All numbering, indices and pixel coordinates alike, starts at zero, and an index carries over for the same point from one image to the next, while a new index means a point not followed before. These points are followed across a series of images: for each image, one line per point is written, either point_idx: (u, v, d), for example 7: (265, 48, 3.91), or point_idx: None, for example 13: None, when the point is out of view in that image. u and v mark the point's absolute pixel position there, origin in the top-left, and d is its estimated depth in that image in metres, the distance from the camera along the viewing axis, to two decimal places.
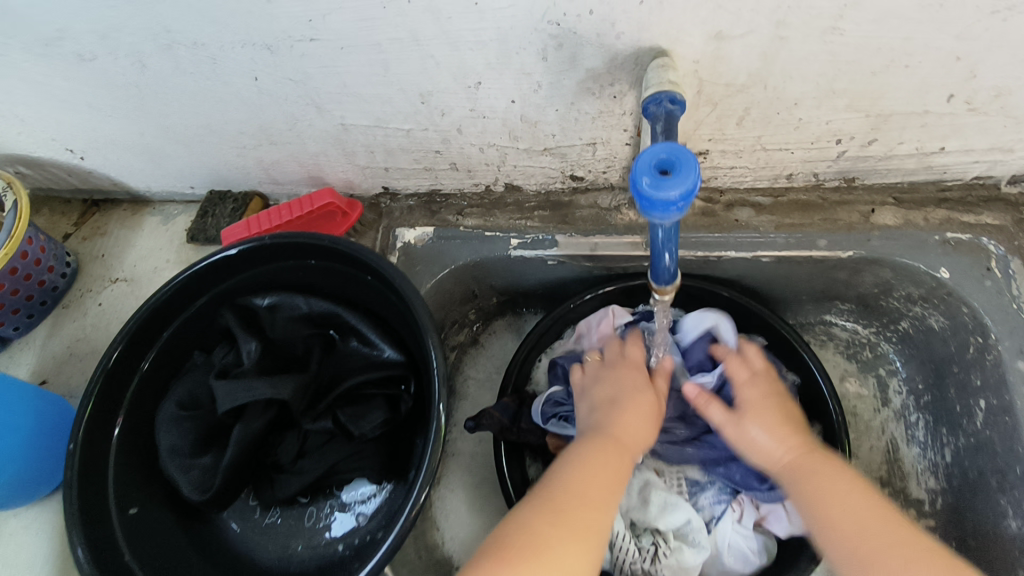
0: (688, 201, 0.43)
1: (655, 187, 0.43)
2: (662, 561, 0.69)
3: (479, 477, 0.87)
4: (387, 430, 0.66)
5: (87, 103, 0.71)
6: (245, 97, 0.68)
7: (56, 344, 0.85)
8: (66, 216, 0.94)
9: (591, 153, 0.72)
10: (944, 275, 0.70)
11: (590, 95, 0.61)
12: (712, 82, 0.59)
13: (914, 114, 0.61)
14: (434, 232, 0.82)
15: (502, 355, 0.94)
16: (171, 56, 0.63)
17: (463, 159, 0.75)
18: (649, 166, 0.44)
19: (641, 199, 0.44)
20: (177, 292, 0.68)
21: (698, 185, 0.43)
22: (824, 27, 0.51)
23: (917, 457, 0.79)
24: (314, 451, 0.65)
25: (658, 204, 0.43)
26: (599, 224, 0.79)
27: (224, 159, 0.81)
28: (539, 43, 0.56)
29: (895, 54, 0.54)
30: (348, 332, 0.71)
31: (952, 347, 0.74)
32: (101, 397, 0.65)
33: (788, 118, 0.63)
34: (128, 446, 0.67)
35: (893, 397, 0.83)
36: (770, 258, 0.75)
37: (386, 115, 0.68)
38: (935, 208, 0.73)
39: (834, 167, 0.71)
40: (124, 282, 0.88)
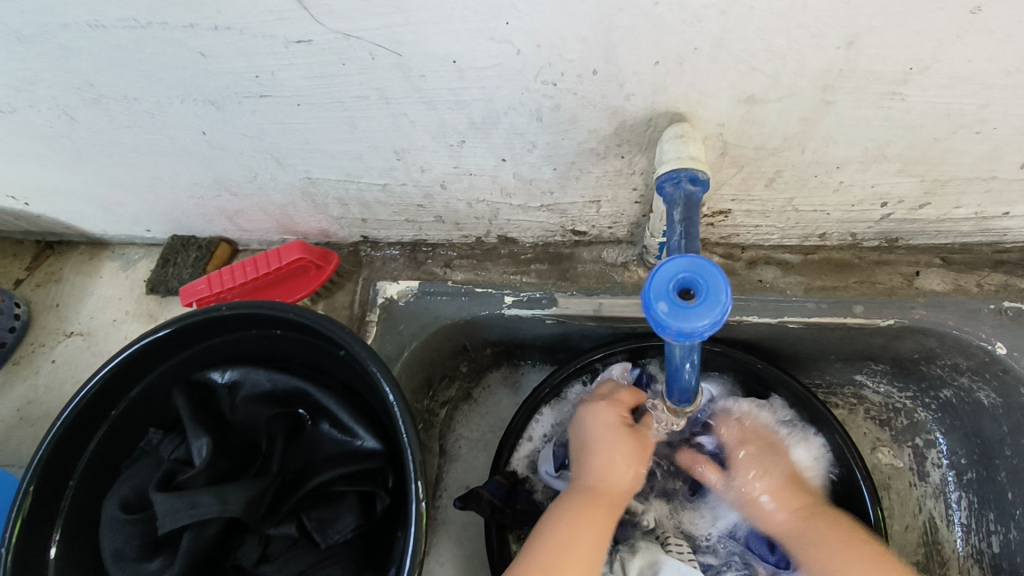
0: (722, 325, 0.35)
1: (684, 317, 0.34)
2: None
3: (471, 551, 0.79)
4: (361, 532, 0.57)
5: (18, 153, 0.63)
6: (194, 150, 0.59)
7: (6, 407, 0.78)
8: (19, 259, 0.85)
9: (595, 210, 0.63)
10: (1001, 351, 0.61)
11: (593, 156, 0.52)
12: (739, 145, 0.49)
13: (977, 180, 0.52)
14: (419, 287, 0.73)
15: (496, 412, 0.86)
16: (103, 109, 0.53)
17: (449, 213, 0.66)
18: (667, 288, 0.35)
19: (667, 329, 0.35)
20: (123, 371, 0.60)
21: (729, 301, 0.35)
22: (880, 92, 0.42)
23: (959, 542, 0.71)
24: (278, 559, 0.57)
25: (681, 335, 0.34)
26: (603, 282, 0.70)
27: (182, 207, 0.72)
28: (531, 103, 0.46)
29: (965, 120, 0.44)
30: (319, 412, 0.63)
31: (1003, 427, 0.65)
32: (36, 496, 0.56)
33: (826, 181, 0.54)
34: (69, 548, 0.58)
35: (932, 471, 0.74)
36: (798, 325, 0.66)
37: (358, 170, 0.59)
38: (990, 273, 0.64)
39: (875, 228, 0.61)
40: (79, 335, 0.80)
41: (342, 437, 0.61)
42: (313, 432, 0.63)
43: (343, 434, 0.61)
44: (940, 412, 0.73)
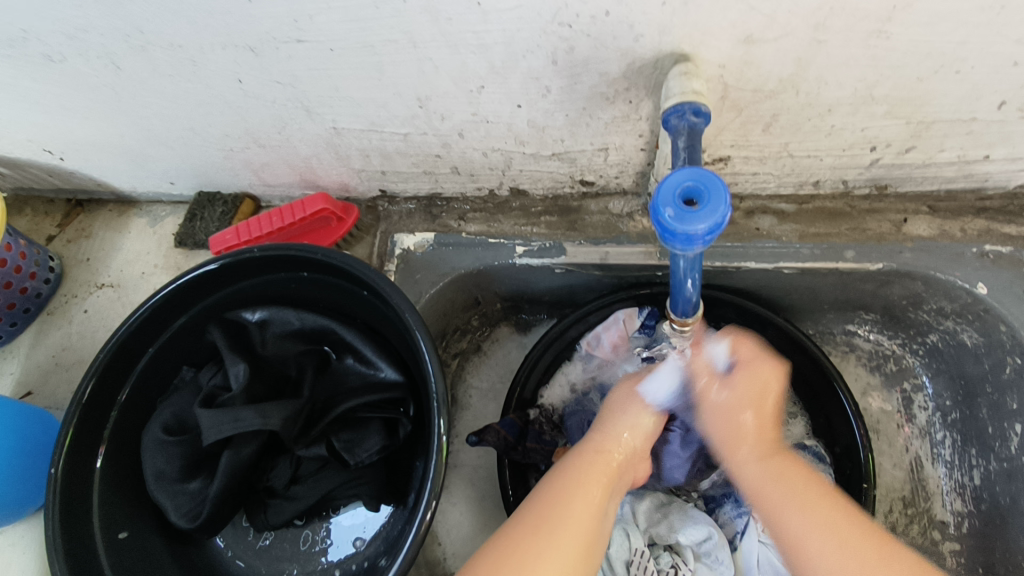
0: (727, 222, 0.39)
1: (691, 224, 0.38)
2: None
3: (482, 491, 0.84)
4: (384, 455, 0.63)
5: (60, 105, 0.67)
6: (229, 99, 0.62)
7: (42, 353, 0.82)
8: (51, 217, 0.89)
9: (603, 159, 0.67)
10: (982, 291, 0.65)
11: (603, 100, 0.56)
12: (738, 88, 0.53)
13: (959, 122, 0.56)
14: (435, 239, 0.77)
15: (506, 363, 0.90)
16: (147, 57, 0.57)
17: (465, 163, 0.70)
18: (673, 195, 0.39)
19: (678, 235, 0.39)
20: (161, 307, 0.64)
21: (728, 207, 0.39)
22: (868, 30, 0.46)
23: (942, 478, 0.75)
24: (308, 477, 0.62)
25: (683, 239, 0.39)
26: (609, 232, 0.74)
27: (211, 161, 0.76)
28: (548, 46, 0.50)
29: (945, 59, 0.48)
30: (344, 349, 0.67)
31: (985, 365, 0.70)
32: (83, 420, 0.61)
33: (819, 125, 0.58)
34: (114, 469, 0.63)
35: (918, 413, 0.79)
36: (793, 269, 0.70)
37: (381, 118, 0.63)
38: (973, 218, 0.68)
39: (865, 175, 0.65)
40: (110, 287, 0.84)
41: (365, 371, 0.66)
42: (337, 367, 0.67)
43: (366, 368, 0.66)
44: (926, 356, 0.77)
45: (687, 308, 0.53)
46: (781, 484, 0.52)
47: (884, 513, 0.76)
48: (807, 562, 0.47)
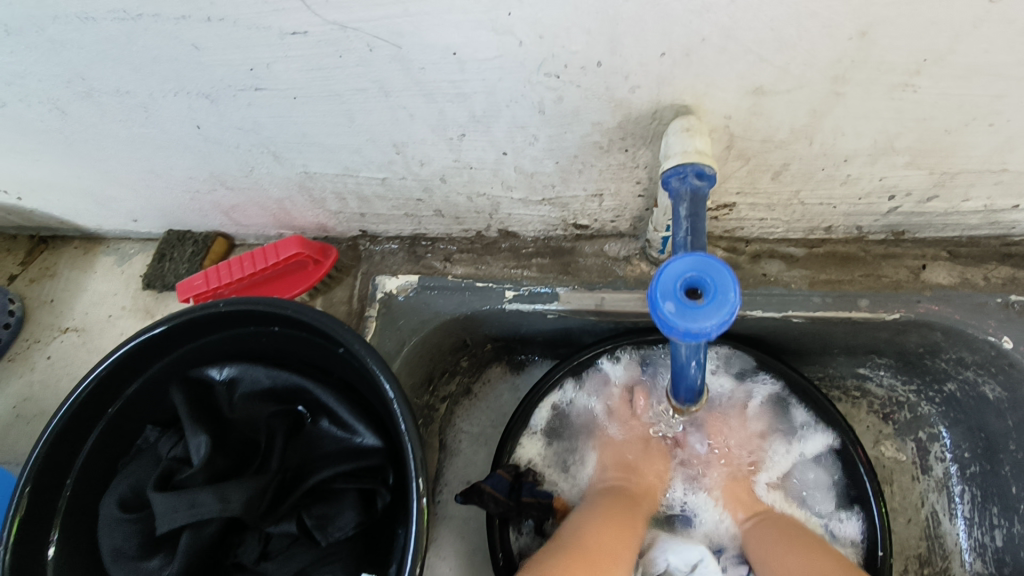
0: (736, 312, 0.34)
1: (692, 317, 0.33)
2: None
3: (471, 546, 0.79)
4: (362, 528, 0.57)
5: (8, 148, 0.61)
6: (188, 144, 0.57)
7: (1, 404, 0.77)
8: (12, 255, 0.84)
9: (597, 203, 0.62)
10: (1007, 345, 0.61)
11: (596, 149, 0.51)
12: (745, 138, 0.48)
13: (987, 172, 0.51)
14: (419, 282, 0.72)
15: (497, 406, 0.85)
16: (94, 103, 0.52)
17: (449, 206, 0.65)
18: (673, 288, 0.34)
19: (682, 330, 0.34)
20: (117, 371, 0.59)
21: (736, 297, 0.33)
22: (892, 83, 0.41)
23: (961, 536, 0.71)
24: (279, 553, 0.57)
25: (685, 333, 0.34)
26: (605, 276, 0.69)
27: (177, 202, 0.71)
28: (534, 96, 0.45)
29: (977, 112, 0.43)
30: (318, 408, 0.62)
31: (1008, 421, 0.65)
32: (33, 501, 0.56)
33: (834, 175, 0.53)
34: (71, 554, 0.57)
35: (934, 465, 0.74)
36: (802, 319, 0.65)
37: (356, 164, 0.58)
38: (996, 266, 0.63)
39: (882, 221, 0.60)
40: (75, 332, 0.79)
41: (341, 433, 0.61)
42: (311, 428, 0.62)
43: (341, 429, 0.61)
44: (943, 405, 0.72)
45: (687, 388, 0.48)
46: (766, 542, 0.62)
47: (900, 573, 0.72)
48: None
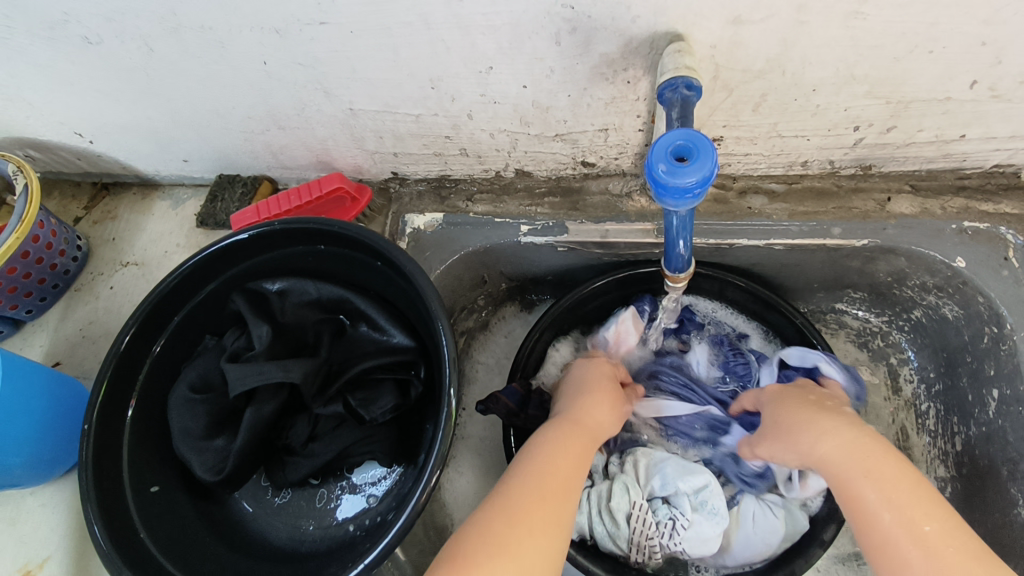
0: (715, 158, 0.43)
1: (688, 179, 0.42)
2: (681, 534, 0.69)
3: (488, 461, 0.88)
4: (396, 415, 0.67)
5: (94, 87, 0.71)
6: (253, 81, 0.67)
7: (70, 327, 0.86)
8: (77, 200, 0.94)
9: (603, 139, 0.71)
10: (960, 264, 0.69)
11: (603, 81, 0.60)
12: (729, 68, 0.58)
13: (935, 101, 0.60)
14: (444, 218, 0.82)
15: (511, 340, 0.94)
16: (179, 39, 0.62)
17: (473, 145, 0.75)
18: (668, 163, 0.43)
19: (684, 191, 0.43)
20: (188, 277, 0.68)
21: (711, 146, 0.43)
22: (845, 11, 0.50)
23: (927, 446, 0.79)
24: (326, 434, 0.66)
25: (687, 192, 0.43)
26: (609, 211, 0.78)
27: (232, 143, 0.80)
28: (552, 27, 0.55)
29: (918, 39, 0.52)
30: (359, 317, 0.71)
31: (965, 336, 0.73)
32: (114, 380, 0.65)
33: (805, 105, 0.62)
34: (142, 427, 0.67)
35: (904, 386, 0.82)
36: (783, 246, 0.74)
37: (395, 99, 0.67)
38: (952, 197, 0.72)
39: (850, 154, 0.69)
40: (135, 265, 0.89)
41: (378, 336, 0.70)
42: (352, 333, 0.71)
43: (379, 333, 0.70)
44: (911, 332, 0.81)
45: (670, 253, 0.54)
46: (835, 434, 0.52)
47: None
48: (861, 502, 0.47)
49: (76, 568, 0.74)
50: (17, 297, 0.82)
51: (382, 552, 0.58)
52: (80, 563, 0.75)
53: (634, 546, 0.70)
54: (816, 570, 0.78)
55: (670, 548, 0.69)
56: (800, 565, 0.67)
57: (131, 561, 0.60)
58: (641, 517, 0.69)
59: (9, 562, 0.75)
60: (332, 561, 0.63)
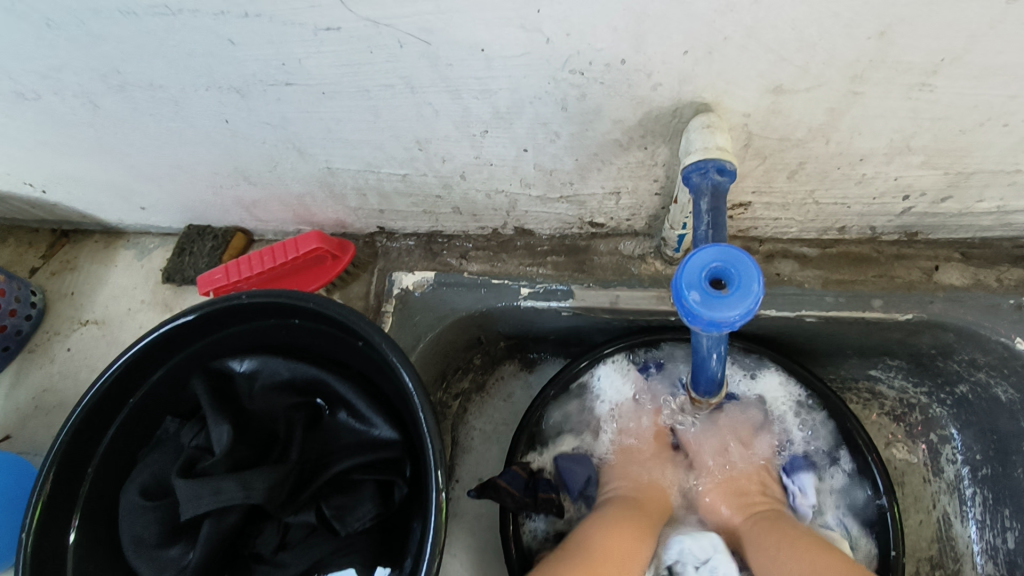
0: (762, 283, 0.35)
1: (732, 316, 0.34)
2: None
3: (484, 543, 0.79)
4: (379, 520, 0.59)
5: (38, 140, 0.63)
6: (216, 138, 0.59)
7: (22, 395, 0.78)
8: (34, 248, 0.86)
9: (614, 201, 0.63)
10: (1020, 345, 0.61)
11: (617, 147, 0.52)
12: (764, 136, 0.49)
13: (1002, 173, 0.51)
14: (435, 278, 0.73)
15: (511, 403, 0.86)
16: (126, 97, 0.53)
17: (467, 203, 0.66)
18: (709, 296, 0.34)
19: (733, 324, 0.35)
20: (140, 361, 0.60)
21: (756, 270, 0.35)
22: (910, 82, 0.42)
23: (973, 538, 0.71)
24: (297, 543, 0.58)
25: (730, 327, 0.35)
26: (620, 274, 0.70)
27: (200, 196, 0.72)
28: (558, 93, 0.46)
29: (994, 112, 0.44)
30: (338, 400, 0.63)
31: (1021, 422, 0.65)
32: (57, 482, 0.57)
33: (850, 174, 0.53)
34: (91, 532, 0.59)
35: (945, 467, 0.74)
36: (816, 318, 0.66)
37: (378, 159, 0.59)
38: (1009, 267, 0.64)
39: (895, 222, 0.61)
40: (95, 324, 0.80)
41: (359, 425, 0.62)
42: (330, 420, 0.63)
43: (360, 423, 0.62)
44: (954, 408, 0.72)
45: (709, 387, 0.49)
46: (770, 541, 0.59)
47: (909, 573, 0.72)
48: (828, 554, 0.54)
49: None
50: None
51: None
52: None
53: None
54: None
55: None
56: None
57: None
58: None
59: None
60: None
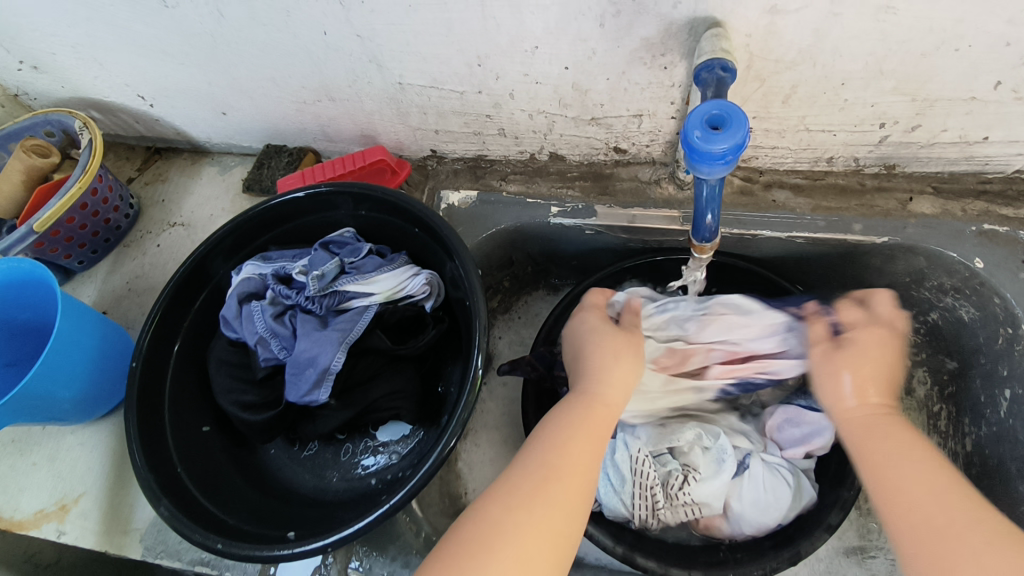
0: (741, 121, 0.46)
1: (706, 141, 0.45)
2: (690, 487, 0.69)
3: (506, 435, 0.89)
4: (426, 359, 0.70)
5: (162, 50, 0.76)
6: (312, 50, 0.71)
7: (117, 280, 0.91)
8: (131, 161, 1.00)
9: (637, 125, 0.75)
10: (979, 265, 0.71)
11: (642, 65, 0.64)
12: (762, 57, 0.61)
13: (959, 101, 0.62)
14: (478, 196, 0.85)
15: (534, 321, 0.98)
16: (248, 6, 0.66)
17: (511, 125, 0.79)
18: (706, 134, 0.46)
19: (732, 152, 0.46)
20: (236, 231, 0.75)
21: (736, 108, 0.46)
22: (876, 5, 0.53)
23: (938, 447, 0.80)
24: (357, 385, 0.69)
25: (723, 160, 0.46)
26: (638, 198, 0.81)
27: (284, 113, 0.85)
28: (598, 9, 0.58)
29: (946, 36, 0.55)
30: (326, 253, 0.71)
31: (980, 338, 0.75)
32: (162, 320, 0.71)
33: (834, 99, 0.65)
34: (183, 371, 0.73)
35: (917, 387, 0.84)
36: (805, 240, 0.76)
37: (443, 75, 0.72)
38: (974, 200, 0.74)
39: (875, 153, 0.72)
40: (181, 226, 0.93)
41: (353, 256, 0.71)
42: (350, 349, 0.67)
43: (349, 257, 0.71)
44: (927, 334, 0.82)
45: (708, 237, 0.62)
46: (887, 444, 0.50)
47: None
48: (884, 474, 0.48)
49: (108, 506, 0.77)
50: (71, 248, 0.86)
51: (399, 503, 0.60)
52: (113, 500, 0.78)
53: (653, 514, 0.69)
54: (819, 560, 0.77)
55: (681, 500, 0.69)
56: (805, 547, 0.67)
57: (168, 492, 0.64)
58: (643, 470, 0.70)
59: (47, 495, 0.79)
60: (351, 511, 0.66)
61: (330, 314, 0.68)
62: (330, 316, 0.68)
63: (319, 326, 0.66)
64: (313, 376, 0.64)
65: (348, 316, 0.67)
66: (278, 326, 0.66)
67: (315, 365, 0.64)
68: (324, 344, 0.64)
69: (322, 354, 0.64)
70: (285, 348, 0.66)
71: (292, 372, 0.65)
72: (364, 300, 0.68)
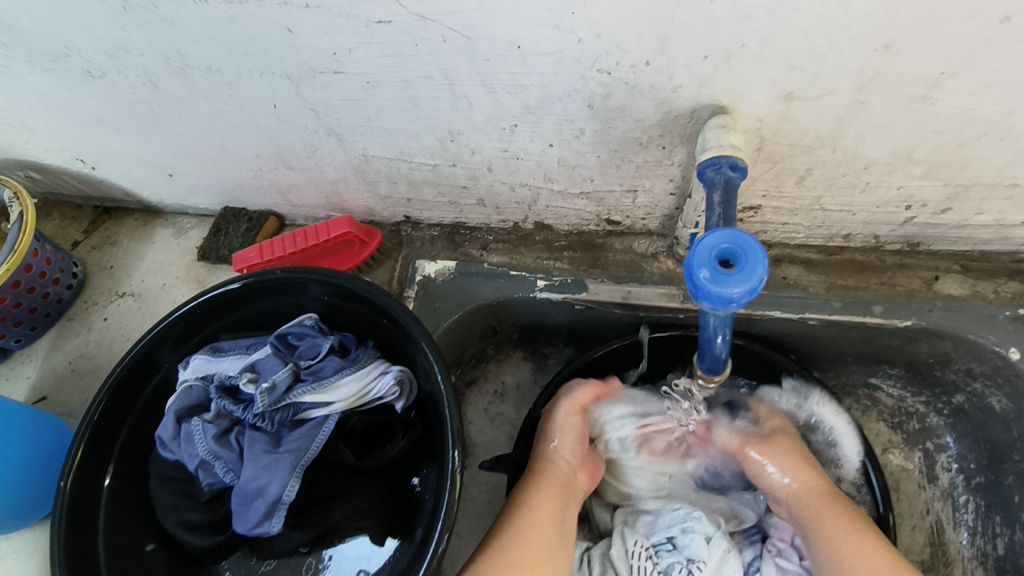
0: (756, 260, 0.38)
1: (717, 282, 0.38)
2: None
3: None
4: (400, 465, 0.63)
5: (96, 117, 0.67)
6: (262, 122, 0.63)
7: (59, 359, 0.82)
8: (77, 222, 0.91)
9: (631, 200, 0.66)
10: (1014, 355, 0.63)
11: (636, 146, 0.56)
12: (775, 141, 0.53)
13: (999, 186, 0.55)
14: (455, 267, 0.76)
15: None
16: (185, 78, 0.58)
17: (492, 196, 0.70)
18: (716, 274, 0.38)
19: (746, 295, 0.39)
20: (181, 322, 0.66)
21: (751, 240, 0.39)
22: (912, 94, 0.45)
23: (964, 544, 0.73)
24: (319, 502, 0.61)
25: (735, 303, 0.39)
26: (632, 272, 0.73)
27: (240, 178, 0.76)
28: (585, 91, 0.50)
29: (990, 125, 0.47)
30: (279, 356, 0.63)
31: (1014, 432, 0.67)
32: (96, 429, 0.63)
33: (855, 182, 0.57)
34: (122, 483, 0.65)
35: (941, 474, 0.76)
36: (818, 321, 0.68)
37: (411, 149, 0.63)
38: (1007, 280, 0.66)
39: (898, 231, 0.65)
40: (131, 296, 0.85)
41: (311, 358, 0.64)
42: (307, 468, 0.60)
43: (306, 359, 0.64)
44: (951, 417, 0.75)
45: (714, 364, 0.54)
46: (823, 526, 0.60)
47: None
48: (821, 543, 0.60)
49: None
50: (4, 328, 0.78)
51: None
52: None
53: None
54: None
55: None
56: None
57: None
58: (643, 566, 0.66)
59: None
60: None
61: (284, 428, 0.61)
62: (285, 432, 0.61)
63: (270, 446, 0.59)
64: (262, 508, 0.57)
65: (301, 434, 0.59)
66: (223, 449, 0.59)
67: (266, 496, 0.57)
68: (275, 470, 0.58)
69: (272, 483, 0.57)
70: (231, 472, 0.60)
71: (240, 502, 0.58)
72: (323, 409, 0.60)
